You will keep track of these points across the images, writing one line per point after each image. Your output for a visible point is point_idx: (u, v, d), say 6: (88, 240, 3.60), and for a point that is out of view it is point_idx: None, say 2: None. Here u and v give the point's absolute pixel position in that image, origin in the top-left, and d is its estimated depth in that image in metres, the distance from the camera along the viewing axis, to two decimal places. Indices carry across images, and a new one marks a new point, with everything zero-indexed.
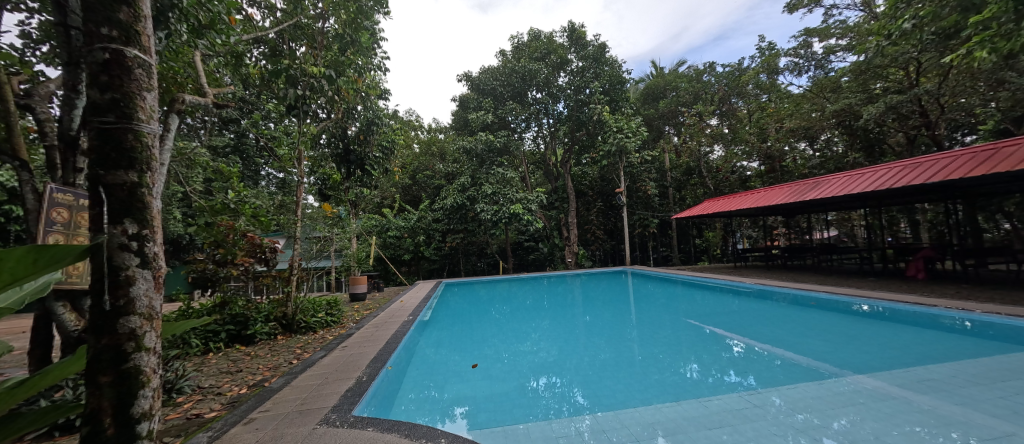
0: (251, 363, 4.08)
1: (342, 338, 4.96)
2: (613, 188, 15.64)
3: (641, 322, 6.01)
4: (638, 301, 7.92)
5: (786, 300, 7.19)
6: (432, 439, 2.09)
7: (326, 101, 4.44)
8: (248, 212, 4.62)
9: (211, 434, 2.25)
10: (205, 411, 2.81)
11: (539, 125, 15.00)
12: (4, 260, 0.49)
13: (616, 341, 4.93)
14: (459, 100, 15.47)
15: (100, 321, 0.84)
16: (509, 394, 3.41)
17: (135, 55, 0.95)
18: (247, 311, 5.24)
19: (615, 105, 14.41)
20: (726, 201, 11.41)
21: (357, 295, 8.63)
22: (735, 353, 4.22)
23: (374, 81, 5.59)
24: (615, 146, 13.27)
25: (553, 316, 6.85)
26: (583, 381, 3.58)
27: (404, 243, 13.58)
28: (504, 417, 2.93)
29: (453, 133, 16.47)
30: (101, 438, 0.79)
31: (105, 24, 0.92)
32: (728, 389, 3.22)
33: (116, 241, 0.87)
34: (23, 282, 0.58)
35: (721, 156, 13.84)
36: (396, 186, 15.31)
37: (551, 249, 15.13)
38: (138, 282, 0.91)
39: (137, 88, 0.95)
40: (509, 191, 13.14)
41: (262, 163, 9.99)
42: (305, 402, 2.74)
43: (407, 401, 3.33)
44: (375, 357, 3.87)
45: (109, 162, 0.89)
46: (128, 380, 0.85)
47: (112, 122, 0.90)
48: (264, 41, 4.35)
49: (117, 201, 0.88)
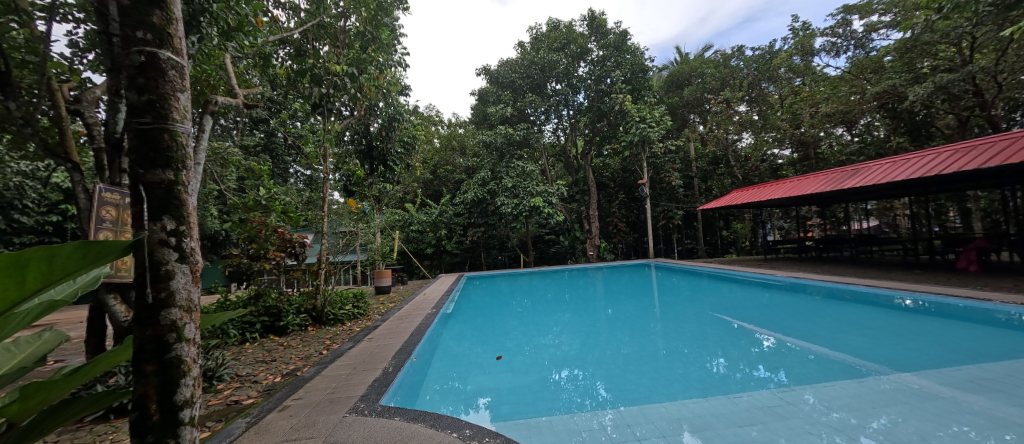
0: (284, 353, 4.26)
1: (368, 330, 5.07)
2: (636, 179, 15.33)
3: (665, 315, 5.90)
4: (662, 294, 7.81)
5: (821, 293, 6.88)
6: (457, 430, 2.12)
7: (349, 99, 4.48)
8: (278, 208, 4.93)
9: (249, 420, 2.38)
10: (243, 398, 2.97)
11: (559, 117, 14.83)
12: (57, 254, 0.54)
13: (640, 335, 4.87)
14: (478, 94, 15.46)
15: (144, 313, 0.90)
16: (532, 386, 3.41)
17: (167, 57, 0.99)
18: (280, 303, 5.44)
19: (637, 94, 14.09)
20: (756, 190, 10.97)
21: (382, 288, 8.83)
22: (766, 348, 4.08)
23: (395, 78, 5.59)
24: (638, 136, 12.91)
25: (574, 309, 6.82)
26: (606, 376, 3.55)
27: (427, 237, 13.75)
28: (527, 410, 2.95)
29: (473, 127, 16.51)
30: (148, 423, 0.85)
31: (140, 28, 0.96)
32: (758, 385, 3.14)
33: (156, 237, 0.92)
34: (77, 275, 0.64)
35: (751, 144, 13.24)
36: (418, 181, 15.46)
37: (572, 242, 15.00)
38: (177, 276, 0.96)
39: (171, 89, 0.99)
40: (529, 184, 13.09)
41: (291, 160, 10.36)
42: (335, 391, 2.84)
43: (432, 392, 3.41)
44: (401, 349, 3.97)
45: (147, 161, 0.93)
46: (171, 369, 0.90)
47: (149, 122, 0.94)
48: (289, 42, 4.43)
49: (155, 199, 0.93)
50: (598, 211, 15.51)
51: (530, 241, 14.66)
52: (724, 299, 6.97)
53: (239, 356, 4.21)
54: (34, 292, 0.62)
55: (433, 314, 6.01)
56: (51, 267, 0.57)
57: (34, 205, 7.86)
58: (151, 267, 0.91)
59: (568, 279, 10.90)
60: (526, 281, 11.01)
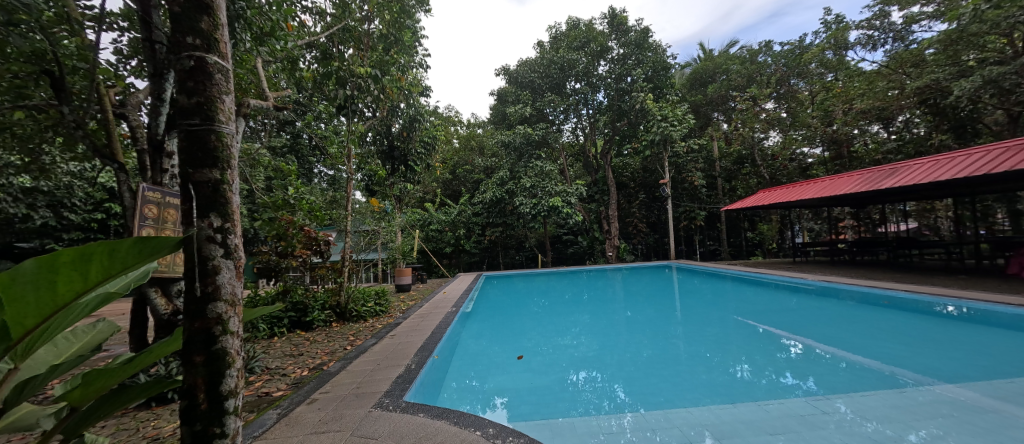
0: (311, 348, 4.40)
1: (390, 327, 5.18)
2: (656, 179, 15.06)
3: (687, 318, 5.77)
4: (683, 296, 7.65)
5: (854, 298, 6.57)
6: (480, 428, 2.12)
7: (373, 100, 4.58)
8: (306, 207, 5.06)
9: (280, 411, 2.47)
10: (273, 390, 3.08)
11: (578, 116, 14.69)
12: (117, 249, 0.58)
13: (661, 337, 4.79)
14: (497, 94, 15.51)
15: (193, 306, 0.95)
16: (551, 387, 3.40)
17: (214, 61, 1.04)
18: (306, 299, 5.62)
19: (659, 92, 13.85)
20: (784, 191, 10.57)
21: (403, 286, 9.01)
22: (794, 354, 3.94)
23: (417, 79, 5.66)
24: (659, 135, 12.67)
25: (593, 311, 6.76)
26: (625, 379, 3.51)
27: (446, 236, 13.92)
28: (546, 410, 2.94)
29: (492, 128, 16.57)
30: (197, 411, 0.91)
31: (191, 34, 1.02)
32: (785, 392, 3.03)
33: (203, 233, 0.97)
34: (132, 269, 0.69)
35: (779, 142, 12.78)
36: (438, 181, 15.65)
37: (591, 243, 14.91)
38: (222, 271, 1.00)
39: (217, 92, 1.04)
40: (548, 184, 13.05)
41: (315, 161, 10.65)
42: (360, 386, 2.91)
43: (451, 390, 3.45)
44: (422, 346, 4.03)
45: (196, 161, 0.99)
46: (217, 360, 0.95)
47: (198, 124, 1.00)
48: (315, 46, 4.53)
49: (203, 198, 0.98)
50: (618, 212, 15.33)
51: (548, 241, 14.67)
52: (748, 302, 6.77)
53: (268, 350, 4.38)
54: (96, 284, 0.68)
55: (453, 312, 6.07)
56: (111, 261, 0.62)
57: (81, 203, 8.34)
58: (199, 262, 0.97)
59: (587, 280, 10.82)
60: (544, 281, 11.00)
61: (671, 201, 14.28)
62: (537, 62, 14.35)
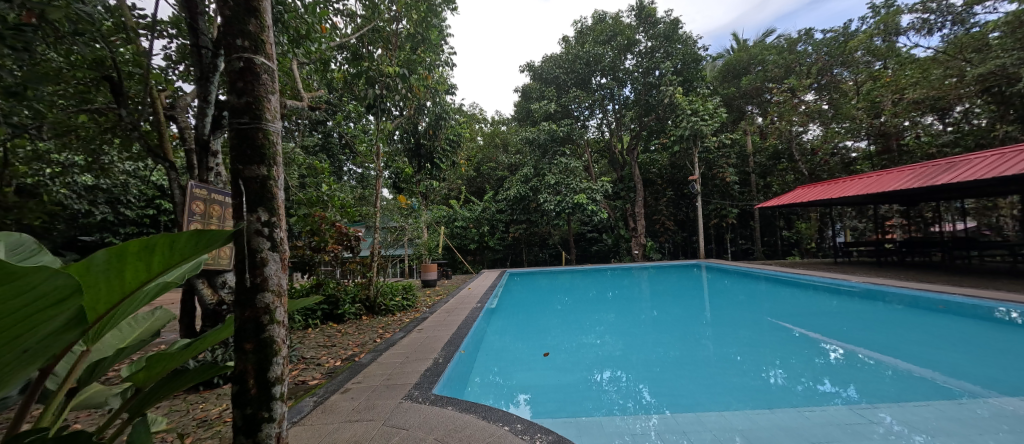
0: (343, 339, 4.56)
1: (417, 321, 5.30)
2: (684, 176, 14.68)
3: (717, 319, 5.58)
4: (712, 297, 7.42)
5: (902, 302, 6.14)
6: (509, 423, 2.13)
7: (402, 100, 4.68)
8: (337, 204, 5.20)
9: (316, 399, 2.59)
10: (309, 378, 3.22)
11: (603, 112, 14.49)
12: (174, 241, 0.63)
13: (688, 338, 4.67)
14: (522, 91, 15.50)
15: (244, 296, 1.01)
16: (575, 385, 3.39)
17: (261, 62, 1.09)
18: (338, 292, 5.84)
19: (688, 86, 13.44)
20: (824, 188, 10.02)
21: (429, 281, 9.20)
22: (834, 360, 3.74)
23: (443, 77, 5.74)
24: (689, 130, 12.32)
25: (618, 309, 6.67)
26: (651, 379, 3.44)
27: (470, 233, 14.12)
28: (570, 408, 2.93)
29: (516, 124, 16.57)
30: (248, 395, 0.97)
31: (240, 37, 1.08)
32: (823, 400, 2.88)
33: (252, 227, 1.03)
34: (189, 260, 0.74)
35: (819, 136, 12.11)
36: (462, 178, 15.85)
37: (616, 240, 14.76)
38: (269, 263, 1.05)
39: (263, 91, 1.09)
40: (572, 181, 12.94)
41: (345, 159, 10.97)
42: (390, 378, 3.00)
43: (476, 385, 3.50)
44: (449, 341, 4.10)
45: (246, 158, 1.05)
46: (265, 348, 1.01)
47: (247, 122, 1.06)
48: (346, 48, 4.67)
49: (252, 193, 1.04)
50: (644, 209, 15.02)
51: (572, 239, 14.61)
52: (782, 304, 6.49)
53: (303, 340, 4.57)
54: (155, 275, 0.74)
55: (478, 308, 6.15)
56: (169, 253, 0.67)
57: (136, 200, 8.97)
58: (250, 254, 1.02)
59: (611, 278, 10.68)
60: (567, 279, 10.94)
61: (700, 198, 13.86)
62: (562, 57, 14.24)
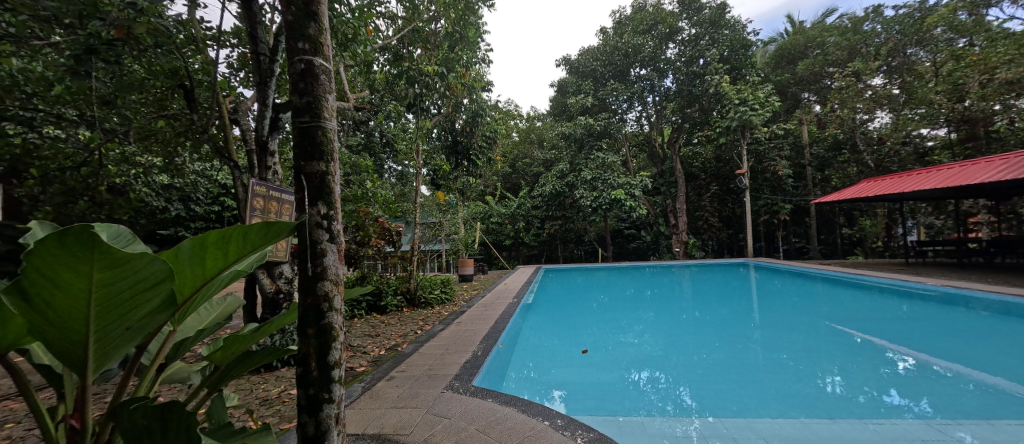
0: (386, 330, 4.79)
1: (456, 315, 5.45)
2: (731, 170, 13.95)
3: (766, 322, 5.25)
4: (760, 298, 6.98)
5: (989, 310, 5.44)
6: (549, 419, 2.13)
7: (439, 98, 4.84)
8: (382, 201, 5.39)
9: (364, 385, 2.74)
10: (357, 365, 3.41)
11: (642, 104, 14.04)
12: (249, 231, 0.74)
13: (734, 341, 4.43)
14: (558, 86, 15.37)
15: (308, 284, 1.09)
16: (612, 384, 3.34)
17: (320, 63, 1.16)
18: (381, 285, 6.15)
19: (737, 74, 12.70)
20: (892, 182, 9.10)
21: (466, 276, 9.43)
22: (902, 370, 3.40)
23: (479, 74, 5.81)
24: (736, 121, 11.65)
25: (657, 309, 6.47)
26: (692, 382, 3.31)
27: (506, 229, 14.33)
28: (606, 407, 2.89)
29: (552, 120, 16.46)
30: (311, 376, 1.05)
31: (301, 40, 1.15)
32: (890, 413, 2.63)
33: (314, 219, 1.10)
34: (260, 250, 0.85)
35: (888, 124, 11.01)
36: (498, 174, 16.02)
37: (656, 237, 14.44)
38: (328, 254, 1.12)
39: (322, 91, 1.16)
40: (610, 176, 12.69)
41: (387, 157, 11.42)
42: (432, 368, 3.10)
43: (512, 379, 3.55)
44: (487, 334, 4.17)
45: (307, 155, 1.12)
46: (326, 334, 1.08)
47: (308, 121, 1.13)
48: (388, 50, 4.85)
49: (313, 188, 1.11)
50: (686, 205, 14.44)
51: (609, 236, 14.43)
52: (842, 307, 5.98)
53: (351, 329, 4.86)
54: (227, 266, 0.85)
55: (514, 303, 6.20)
56: (245, 243, 0.77)
57: (205, 198, 9.88)
58: (311, 245, 1.09)
59: (650, 276, 10.38)
60: (603, 276, 10.78)
61: (747, 193, 13.09)
62: (599, 49, 13.93)
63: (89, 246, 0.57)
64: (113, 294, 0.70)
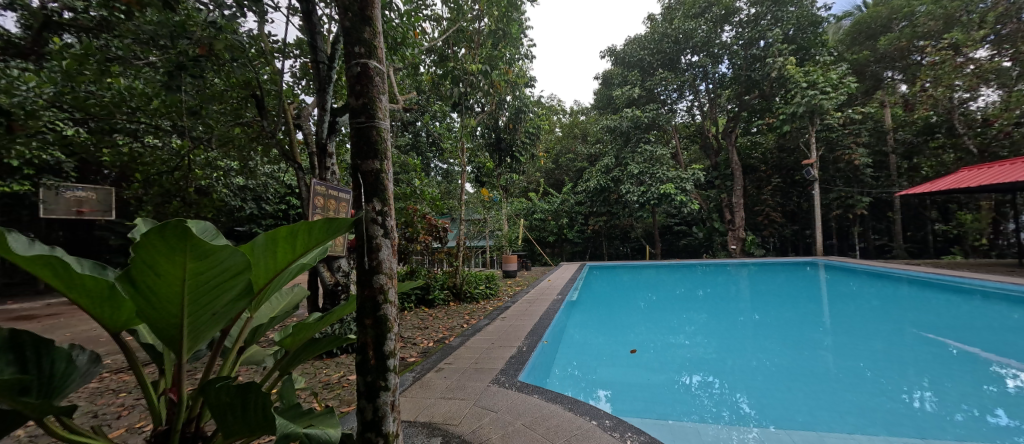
0: (434, 323, 4.98)
1: (501, 310, 5.54)
2: (798, 160, 12.92)
3: (839, 328, 4.76)
4: (831, 301, 6.35)
5: None
6: (597, 419, 2.09)
7: (483, 96, 4.97)
8: (430, 198, 5.56)
9: (414, 375, 2.87)
10: (408, 355, 3.58)
11: (694, 93, 13.31)
12: (317, 223, 0.88)
13: (800, 347, 4.08)
14: (602, 78, 15.01)
15: (365, 277, 1.15)
16: (661, 386, 3.22)
17: (374, 66, 1.21)
18: (429, 279, 6.40)
19: (804, 55, 11.66)
20: (997, 171, 7.85)
21: (510, 272, 9.55)
22: (1012, 388, 2.92)
23: (522, 71, 5.80)
24: (804, 106, 10.64)
25: (711, 310, 6.11)
26: (751, 388, 3.10)
27: (549, 225, 14.36)
28: (655, 409, 2.79)
29: (596, 113, 16.11)
30: (369, 364, 1.12)
31: (357, 44, 1.20)
32: (995, 435, 2.28)
33: (369, 216, 1.16)
34: (323, 244, 0.98)
35: (995, 104, 9.39)
36: (541, 171, 16.02)
37: (709, 234, 13.74)
38: (383, 249, 1.17)
39: (376, 92, 1.21)
40: (658, 170, 12.24)
41: (433, 156, 11.80)
42: (478, 361, 3.17)
43: (557, 376, 3.54)
44: (532, 330, 4.19)
45: (363, 154, 1.18)
46: (381, 325, 1.14)
47: (363, 121, 1.19)
48: (433, 51, 4.97)
49: (368, 185, 1.17)
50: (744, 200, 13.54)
51: (657, 232, 14.03)
52: (933, 313, 5.27)
53: (402, 320, 5.11)
54: (296, 257, 0.99)
55: (559, 300, 6.17)
56: (312, 235, 0.91)
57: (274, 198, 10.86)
58: (367, 240, 1.16)
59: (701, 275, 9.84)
60: (651, 274, 10.40)
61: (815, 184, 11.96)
62: (647, 37, 13.40)
63: (188, 239, 0.67)
64: (204, 284, 0.81)
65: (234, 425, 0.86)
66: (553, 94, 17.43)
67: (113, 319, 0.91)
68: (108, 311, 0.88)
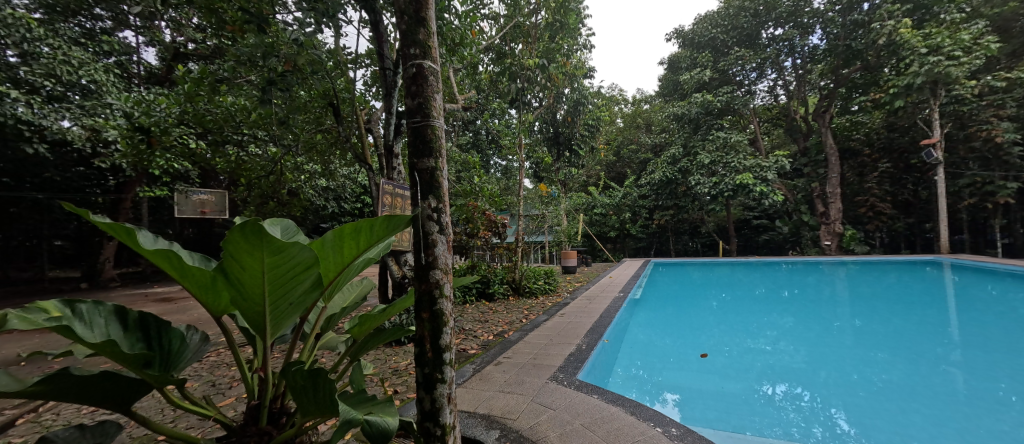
0: (494, 316, 5.11)
1: (560, 306, 5.51)
2: (914, 140, 10.90)
3: (975, 340, 3.90)
4: (961, 308, 5.25)
5: None
6: (663, 426, 1.96)
7: (541, 90, 4.98)
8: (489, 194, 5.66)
9: (475, 367, 2.97)
10: (468, 347, 3.71)
11: (777, 71, 11.87)
12: (374, 222, 0.93)
13: (917, 361, 3.43)
14: (668, 63, 14.10)
15: (423, 271, 1.20)
16: (738, 394, 2.94)
17: (429, 66, 1.26)
18: (489, 274, 6.59)
19: (923, 15, 9.80)
20: None
21: (569, 268, 9.48)
22: None
23: (579, 62, 5.67)
24: (924, 77, 8.92)
25: (799, 313, 5.42)
26: (850, 405, 2.69)
27: (610, 220, 13.98)
28: (730, 419, 2.56)
29: (661, 101, 15.18)
30: (426, 356, 1.17)
31: (413, 45, 1.25)
32: None
33: (426, 212, 1.21)
34: (382, 241, 1.04)
35: None
36: (602, 164, 15.59)
37: (795, 229, 12.29)
38: (438, 244, 1.21)
39: (430, 91, 1.25)
40: (733, 159, 11.17)
41: (492, 154, 12.08)
42: (537, 357, 3.18)
43: (618, 376, 3.43)
44: (592, 328, 4.09)
45: (419, 152, 1.23)
46: (437, 318, 1.18)
47: (419, 121, 1.23)
48: (492, 49, 5.07)
49: (424, 182, 1.22)
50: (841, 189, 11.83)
51: (733, 227, 12.97)
52: None
53: (464, 313, 5.35)
54: (360, 253, 1.06)
55: (621, 298, 5.94)
56: (371, 232, 0.97)
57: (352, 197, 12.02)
58: (424, 236, 1.21)
59: (785, 274, 8.79)
60: (724, 272, 9.56)
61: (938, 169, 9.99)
62: (720, 14, 12.26)
63: (261, 235, 0.75)
64: (281, 276, 0.91)
65: (309, 405, 0.95)
66: (613, 84, 16.84)
67: (214, 304, 1.06)
68: (210, 297, 1.03)
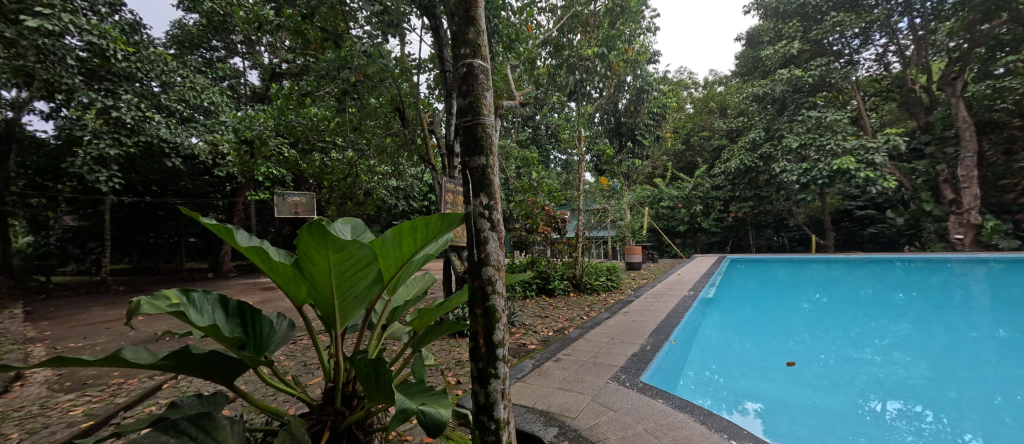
0: (554, 312, 5.09)
1: (623, 304, 5.29)
2: None
3: None
4: None
5: None
6: (739, 439, 1.77)
7: (601, 79, 4.80)
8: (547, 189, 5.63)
9: (534, 362, 2.99)
10: (528, 342, 3.75)
11: (889, 35, 9.95)
12: (426, 220, 0.96)
13: None
14: (747, 37, 12.64)
15: (476, 268, 1.22)
16: (835, 409, 2.55)
17: (479, 64, 1.27)
18: (549, 269, 6.59)
19: None
20: None
21: (633, 264, 9.08)
22: None
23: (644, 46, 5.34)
24: None
25: (923, 320, 4.51)
26: (994, 434, 2.17)
27: (680, 214, 13.06)
28: (825, 436, 2.23)
29: (738, 81, 13.68)
30: (480, 351, 1.19)
31: (463, 45, 1.27)
32: None
33: (477, 210, 1.23)
34: (435, 239, 1.08)
35: None
36: (669, 154, 14.59)
37: (915, 221, 10.28)
38: (490, 242, 1.23)
39: (481, 89, 1.27)
40: (829, 141, 9.57)
41: (551, 148, 12.00)
42: (597, 356, 3.10)
43: (688, 379, 3.19)
44: (657, 329, 3.85)
45: (471, 150, 1.24)
46: (490, 314, 1.20)
47: (470, 119, 1.25)
48: (550, 42, 5.02)
49: (476, 180, 1.23)
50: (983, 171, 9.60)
51: (830, 220, 11.27)
52: None
53: (524, 308, 5.42)
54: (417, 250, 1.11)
55: (691, 297, 5.51)
56: (424, 230, 1.01)
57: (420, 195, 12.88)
58: (476, 233, 1.23)
59: (902, 274, 7.39)
60: (820, 271, 8.34)
61: None
62: None
63: (327, 235, 0.83)
64: (346, 270, 0.99)
65: (372, 391, 1.03)
66: (682, 67, 15.61)
67: (295, 294, 1.19)
68: (292, 288, 1.16)
